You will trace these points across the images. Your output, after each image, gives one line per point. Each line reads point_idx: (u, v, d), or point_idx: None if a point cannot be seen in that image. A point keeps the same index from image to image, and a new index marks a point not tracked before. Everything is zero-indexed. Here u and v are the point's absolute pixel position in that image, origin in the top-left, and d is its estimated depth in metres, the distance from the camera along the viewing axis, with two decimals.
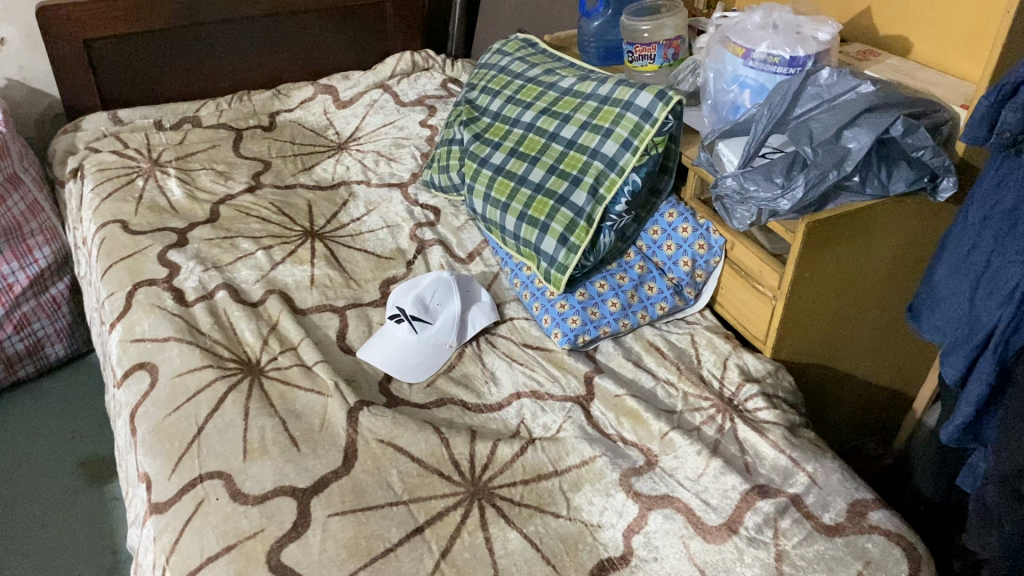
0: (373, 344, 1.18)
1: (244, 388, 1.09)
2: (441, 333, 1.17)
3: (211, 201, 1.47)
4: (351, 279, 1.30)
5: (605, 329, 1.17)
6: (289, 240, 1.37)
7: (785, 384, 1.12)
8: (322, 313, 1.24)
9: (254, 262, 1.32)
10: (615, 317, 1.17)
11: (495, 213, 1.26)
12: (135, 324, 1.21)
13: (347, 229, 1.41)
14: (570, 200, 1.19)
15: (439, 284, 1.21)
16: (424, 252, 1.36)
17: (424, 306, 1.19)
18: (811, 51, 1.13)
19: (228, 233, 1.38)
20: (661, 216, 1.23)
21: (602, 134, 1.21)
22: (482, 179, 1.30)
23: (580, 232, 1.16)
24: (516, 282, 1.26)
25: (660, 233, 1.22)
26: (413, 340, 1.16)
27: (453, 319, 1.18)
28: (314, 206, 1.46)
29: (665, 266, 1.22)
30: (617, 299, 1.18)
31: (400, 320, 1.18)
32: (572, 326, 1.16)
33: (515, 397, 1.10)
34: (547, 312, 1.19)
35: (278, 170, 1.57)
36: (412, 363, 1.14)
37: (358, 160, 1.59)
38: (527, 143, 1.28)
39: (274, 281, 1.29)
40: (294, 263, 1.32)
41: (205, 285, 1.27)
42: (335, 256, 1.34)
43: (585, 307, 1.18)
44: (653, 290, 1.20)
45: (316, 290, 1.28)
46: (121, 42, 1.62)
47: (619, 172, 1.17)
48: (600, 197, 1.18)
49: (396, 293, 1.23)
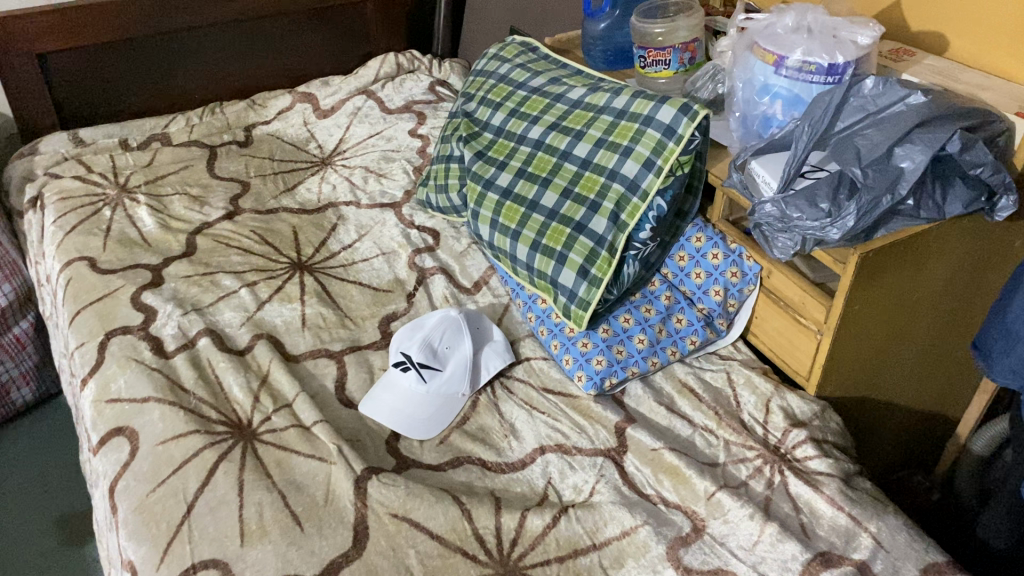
0: (376, 395, 1.06)
1: (236, 457, 0.98)
2: (453, 381, 1.06)
3: (186, 231, 1.34)
4: (347, 318, 1.19)
5: (634, 369, 1.06)
6: (275, 274, 1.25)
7: (833, 426, 1.02)
8: (318, 360, 1.12)
9: (238, 302, 1.20)
10: (643, 355, 1.07)
11: (504, 241, 1.14)
12: (110, 382, 1.09)
13: (338, 258, 1.29)
14: (588, 227, 1.08)
15: (448, 323, 1.09)
16: (425, 282, 1.24)
17: (432, 350, 1.07)
18: (850, 55, 1.02)
19: (207, 269, 1.26)
20: (687, 241, 1.12)
21: (620, 153, 1.10)
22: (488, 203, 1.18)
23: (602, 264, 1.05)
24: (530, 317, 1.15)
25: (687, 259, 1.12)
26: (421, 391, 1.05)
27: (465, 364, 1.07)
28: (300, 232, 1.34)
29: (694, 296, 1.11)
30: (644, 335, 1.07)
31: (406, 367, 1.06)
32: (597, 368, 1.05)
33: (539, 453, 0.99)
34: (568, 351, 1.08)
35: (258, 191, 1.44)
36: (422, 418, 1.03)
37: (345, 177, 1.46)
38: (536, 163, 1.17)
39: (262, 323, 1.17)
40: (283, 301, 1.20)
41: (185, 332, 1.15)
42: (328, 292, 1.22)
43: (610, 346, 1.07)
44: (682, 322, 1.09)
45: (309, 333, 1.16)
46: (79, 55, 1.48)
47: (642, 196, 1.06)
48: (622, 224, 1.07)
49: (399, 335, 1.11)
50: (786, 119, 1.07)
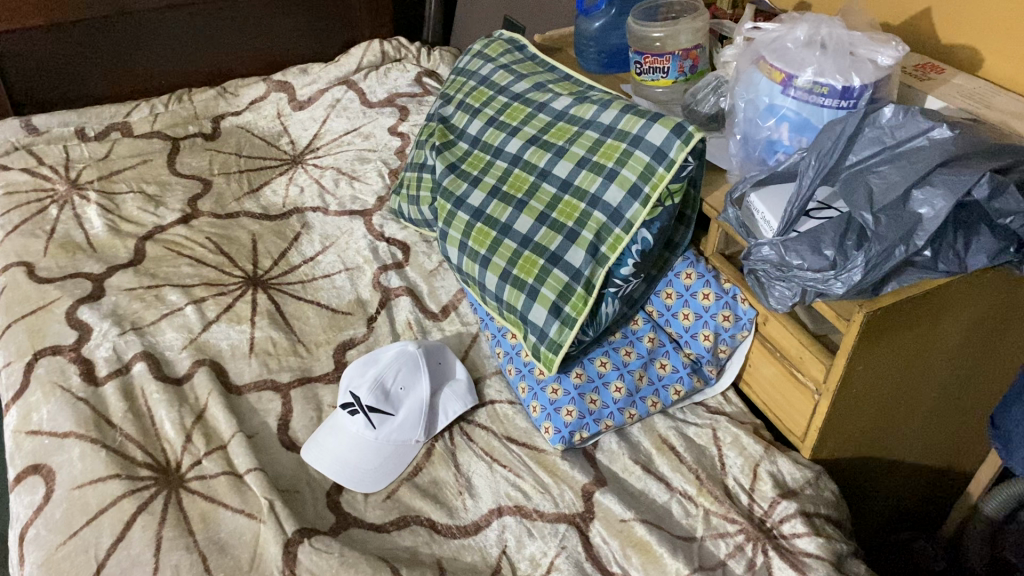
0: (319, 439, 0.96)
1: (157, 508, 0.87)
2: (406, 427, 0.95)
3: (136, 236, 1.23)
4: (299, 343, 1.08)
5: (608, 422, 0.95)
6: (226, 289, 1.14)
7: (828, 496, 0.90)
8: (262, 393, 1.02)
9: (183, 321, 1.09)
10: (619, 406, 0.95)
11: (473, 268, 1.03)
12: (31, 411, 0.99)
13: (297, 272, 1.18)
14: (565, 259, 0.96)
15: (404, 360, 0.98)
16: (389, 304, 1.13)
17: (384, 392, 0.97)
18: (867, 77, 0.89)
19: (153, 281, 1.15)
20: (675, 276, 0.99)
21: (604, 176, 0.98)
22: (457, 223, 1.06)
23: (576, 302, 0.94)
24: (498, 352, 1.03)
25: (675, 298, 0.99)
26: (370, 436, 0.95)
27: (421, 407, 0.96)
28: (259, 241, 1.23)
29: (681, 339, 0.99)
30: (622, 382, 0.96)
31: (354, 411, 0.96)
32: (567, 419, 0.94)
33: (496, 515, 0.89)
34: (536, 397, 0.97)
35: (219, 192, 1.33)
36: (368, 469, 0.93)
37: (315, 179, 1.35)
38: (512, 180, 1.05)
39: (205, 347, 1.07)
40: (231, 321, 1.10)
41: (120, 355, 1.05)
42: (281, 312, 1.12)
43: (582, 395, 0.95)
44: (666, 368, 0.98)
45: (256, 360, 1.05)
46: (34, 38, 1.37)
47: (626, 227, 0.94)
48: (601, 257, 0.95)
49: (350, 370, 1.00)
50: (792, 145, 0.95)
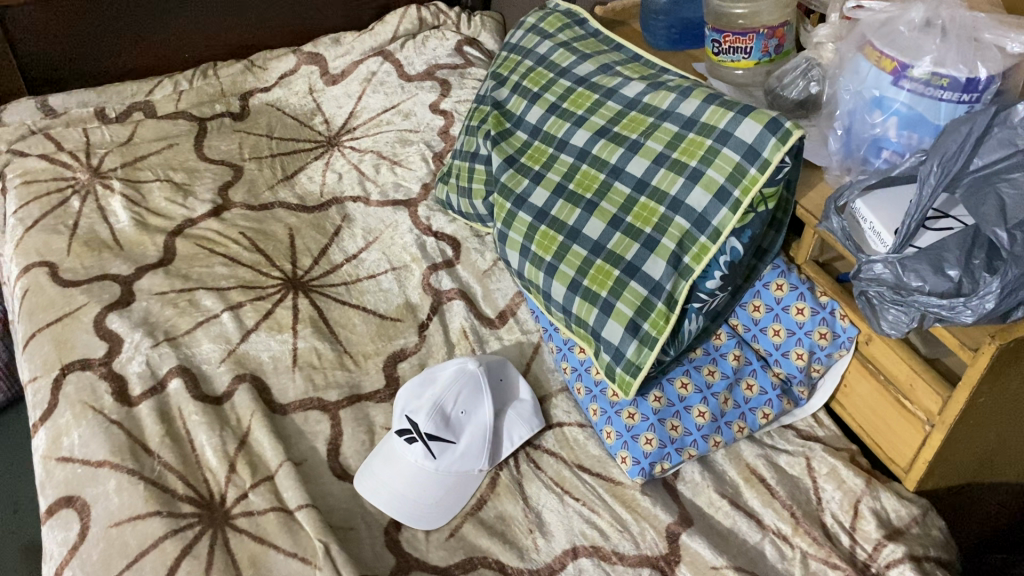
0: (374, 468, 0.88)
1: (202, 551, 0.80)
2: (468, 456, 0.87)
3: (165, 231, 1.15)
4: (346, 355, 0.99)
5: (691, 450, 0.86)
6: (264, 293, 1.05)
7: (936, 535, 0.81)
8: (309, 413, 0.94)
9: (219, 331, 1.01)
10: (704, 433, 0.86)
11: (537, 275, 0.93)
12: (61, 434, 0.91)
13: (339, 272, 1.09)
14: (642, 270, 0.86)
15: (465, 381, 0.89)
16: (441, 309, 1.04)
17: (444, 417, 0.88)
18: (995, 67, 0.77)
19: (186, 284, 1.07)
20: (763, 286, 0.90)
21: (687, 177, 0.86)
22: (518, 224, 0.96)
23: (656, 319, 0.84)
24: (564, 368, 0.95)
25: (763, 311, 0.90)
26: (430, 467, 0.87)
27: (485, 435, 0.88)
28: (297, 236, 1.14)
29: (770, 357, 0.90)
30: (705, 406, 0.87)
31: (412, 438, 0.88)
32: (646, 449, 0.85)
33: (570, 557, 0.81)
34: (609, 421, 0.88)
35: (251, 179, 1.24)
36: (428, 504, 0.85)
37: (354, 164, 1.25)
38: (579, 178, 0.95)
39: (245, 359, 0.98)
40: (271, 330, 1.01)
41: (154, 370, 0.97)
42: (325, 319, 1.03)
43: (662, 421, 0.86)
44: (753, 389, 0.89)
45: (300, 374, 0.97)
46: (47, 11, 1.27)
47: (712, 235, 0.84)
48: (684, 269, 0.84)
49: (405, 389, 0.91)
50: (901, 142, 0.84)
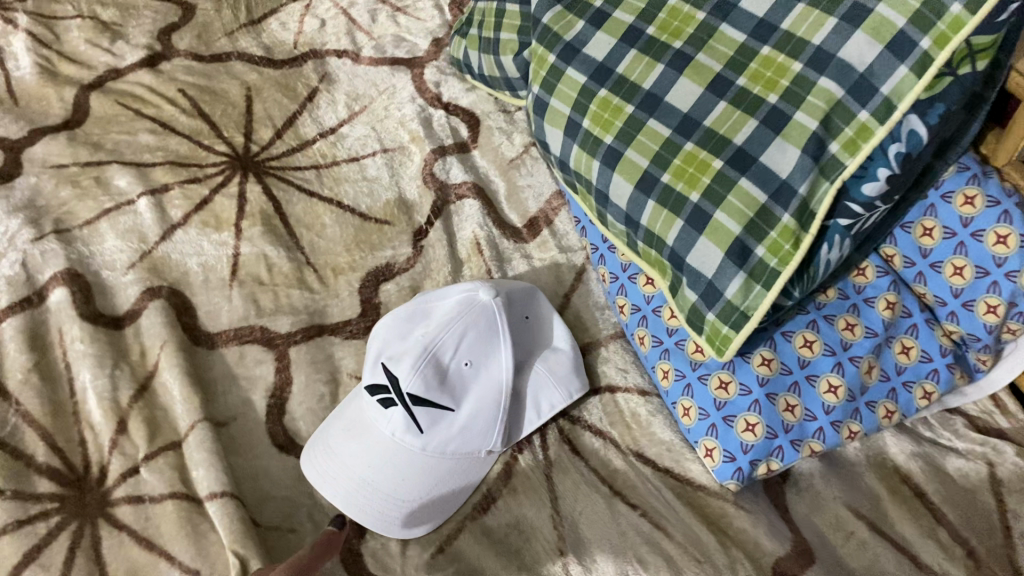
0: (333, 441, 0.59)
1: (57, 560, 0.52)
2: (472, 433, 0.58)
3: (77, 84, 0.83)
4: (308, 268, 0.70)
5: (813, 445, 0.57)
6: (200, 174, 0.75)
7: None
8: (246, 350, 0.65)
9: (132, 224, 0.71)
10: (833, 420, 0.57)
11: (590, 166, 0.62)
12: None
13: (309, 151, 0.78)
14: (761, 162, 0.55)
15: (471, 319, 0.59)
16: (447, 211, 0.74)
17: (437, 372, 0.57)
18: None
19: (96, 156, 0.76)
20: (941, 198, 0.57)
21: (843, 17, 0.53)
22: (567, 87, 0.64)
23: (776, 239, 0.54)
24: (621, 306, 0.65)
25: (938, 238, 0.58)
26: (413, 444, 0.58)
27: (499, 400, 0.58)
28: (256, 98, 0.82)
29: (941, 309, 0.59)
30: (838, 378, 0.57)
31: (389, 400, 0.58)
32: (746, 441, 0.56)
33: None
34: (688, 391, 0.59)
35: (204, 23, 0.90)
36: (408, 501, 0.57)
37: (343, 8, 0.91)
38: (662, 17, 0.61)
39: (163, 267, 0.69)
40: (204, 227, 0.71)
41: (30, 274, 0.66)
42: (282, 216, 0.72)
43: (772, 398, 0.56)
44: (910, 356, 0.59)
45: (239, 293, 0.67)
46: None
47: (882, 112, 0.52)
48: (828, 163, 0.53)
49: (383, 325, 0.61)
50: None
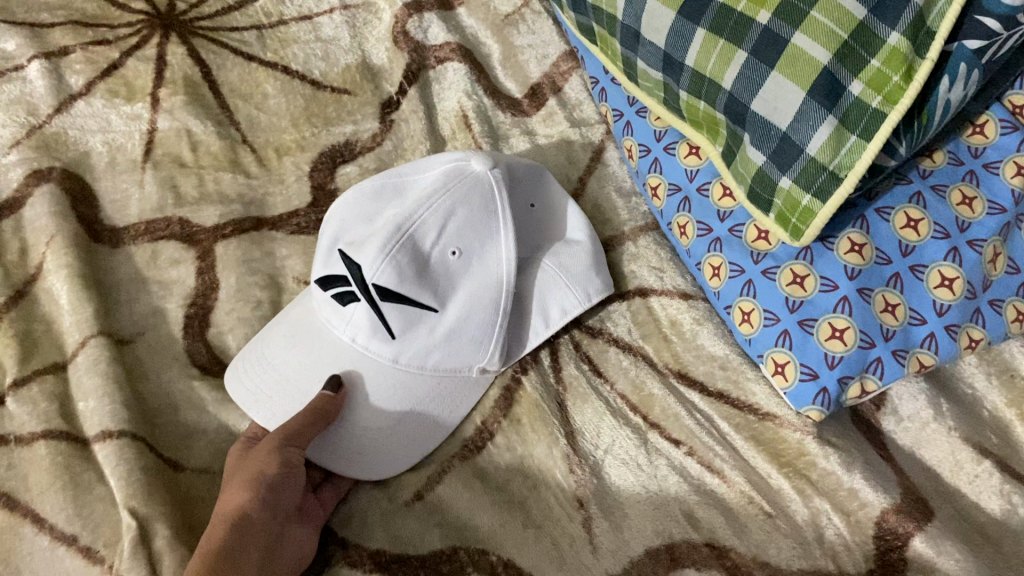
0: (274, 353, 0.44)
1: None
2: (462, 343, 0.43)
3: None
4: (245, 148, 0.55)
5: (921, 357, 0.42)
6: (110, 35, 0.58)
7: None
8: (159, 247, 0.49)
9: (18, 93, 0.55)
10: (949, 323, 0.41)
11: None
12: None
13: (250, 8, 0.61)
14: None
15: (461, 192, 0.43)
16: (424, 78, 0.58)
17: (414, 260, 0.42)
18: None
19: None
20: None
21: None
22: None
23: (881, 69, 0.38)
24: (653, 186, 0.50)
25: None
26: (381, 355, 0.43)
27: (496, 300, 0.43)
28: None
29: None
30: (954, 268, 0.42)
31: (348, 296, 0.42)
32: (832, 352, 0.41)
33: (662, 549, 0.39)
34: (749, 289, 0.44)
35: None
36: (373, 432, 0.42)
37: None
38: None
39: (56, 146, 0.53)
40: (113, 96, 0.55)
41: None
42: (212, 85, 0.57)
43: (867, 294, 0.41)
44: None
45: (152, 177, 0.52)
46: None
47: None
48: None
49: (340, 201, 0.45)
50: None
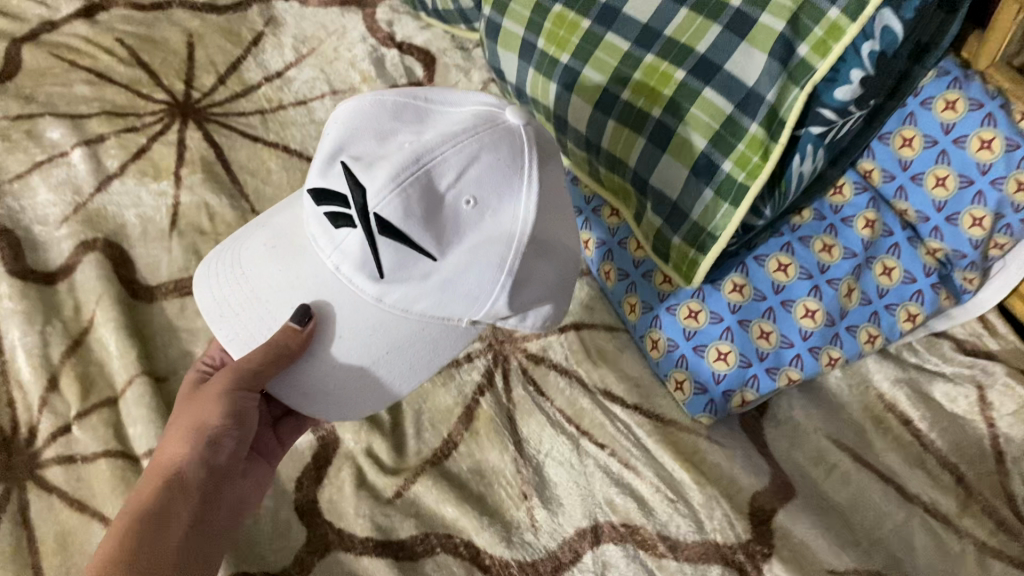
0: (258, 271, 0.49)
1: None
2: (457, 287, 0.44)
3: (10, 38, 0.79)
4: (253, 216, 0.66)
5: (791, 373, 0.53)
6: (138, 123, 0.70)
7: None
8: (186, 301, 0.61)
9: (66, 176, 0.67)
10: (812, 346, 0.53)
11: (547, 90, 0.58)
12: None
13: (254, 95, 0.73)
14: (726, 70, 0.50)
15: (489, 140, 0.43)
16: None
17: (426, 202, 0.42)
18: None
19: (29, 109, 0.72)
20: (920, 105, 0.54)
21: None
22: (519, 7, 0.59)
23: (744, 151, 0.50)
24: (585, 240, 0.61)
25: (918, 148, 0.54)
26: (370, 287, 0.44)
27: (504, 256, 0.43)
28: (198, 45, 0.77)
29: (924, 225, 0.55)
30: (815, 301, 0.53)
31: (345, 220, 0.43)
32: (718, 370, 0.53)
33: (589, 533, 0.49)
34: (657, 323, 0.56)
35: None
36: (339, 375, 0.48)
37: None
38: None
39: (98, 219, 0.65)
40: (142, 175, 0.67)
41: None
42: (224, 163, 0.69)
43: (745, 325, 0.53)
44: (893, 277, 0.55)
45: (178, 243, 0.64)
46: None
47: (853, 7, 0.46)
48: (799, 67, 0.48)
49: (355, 107, 0.45)
50: None
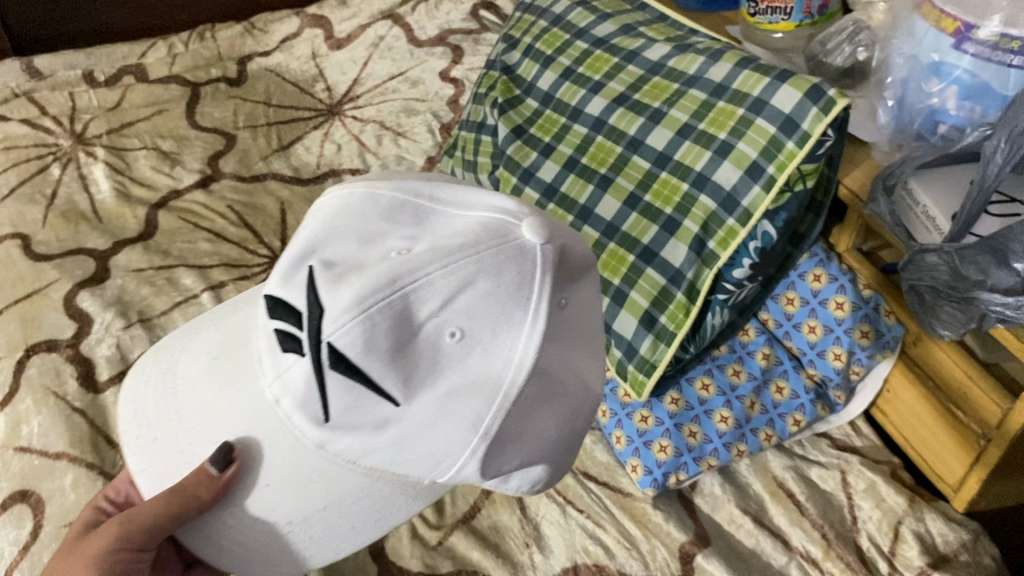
0: (198, 403, 0.57)
1: None
2: (412, 435, 0.50)
3: (147, 204, 1.06)
4: None
5: (711, 460, 0.77)
6: (248, 273, 0.97)
7: (988, 564, 0.71)
8: None
9: (197, 312, 0.92)
10: (725, 441, 0.77)
11: None
12: (20, 421, 0.82)
13: None
14: (661, 255, 0.75)
15: (487, 266, 0.49)
16: None
17: (398, 335, 0.48)
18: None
19: (167, 261, 0.98)
20: (798, 277, 0.81)
21: (714, 151, 0.75)
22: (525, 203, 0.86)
23: (674, 311, 0.74)
24: None
25: (797, 305, 0.81)
26: (315, 433, 0.51)
27: (480, 409, 0.49)
28: (289, 211, 1.05)
29: (803, 357, 0.81)
30: (728, 411, 0.78)
31: (294, 348, 0.50)
32: (660, 458, 0.77)
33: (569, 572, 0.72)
34: (619, 425, 0.80)
35: (244, 150, 1.14)
36: (264, 532, 0.55)
37: (354, 135, 1.14)
38: (593, 151, 0.84)
39: None
40: None
41: (125, 354, 0.88)
42: None
43: (679, 426, 0.78)
44: (783, 394, 0.80)
45: None
46: None
47: (742, 218, 0.72)
48: (708, 255, 0.73)
49: (349, 213, 0.53)
50: (961, 115, 0.71)
